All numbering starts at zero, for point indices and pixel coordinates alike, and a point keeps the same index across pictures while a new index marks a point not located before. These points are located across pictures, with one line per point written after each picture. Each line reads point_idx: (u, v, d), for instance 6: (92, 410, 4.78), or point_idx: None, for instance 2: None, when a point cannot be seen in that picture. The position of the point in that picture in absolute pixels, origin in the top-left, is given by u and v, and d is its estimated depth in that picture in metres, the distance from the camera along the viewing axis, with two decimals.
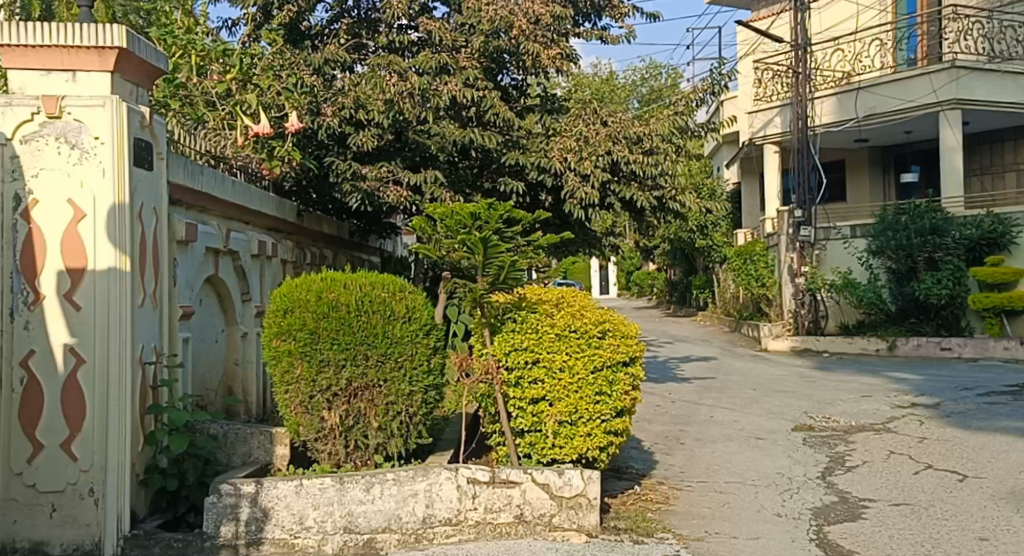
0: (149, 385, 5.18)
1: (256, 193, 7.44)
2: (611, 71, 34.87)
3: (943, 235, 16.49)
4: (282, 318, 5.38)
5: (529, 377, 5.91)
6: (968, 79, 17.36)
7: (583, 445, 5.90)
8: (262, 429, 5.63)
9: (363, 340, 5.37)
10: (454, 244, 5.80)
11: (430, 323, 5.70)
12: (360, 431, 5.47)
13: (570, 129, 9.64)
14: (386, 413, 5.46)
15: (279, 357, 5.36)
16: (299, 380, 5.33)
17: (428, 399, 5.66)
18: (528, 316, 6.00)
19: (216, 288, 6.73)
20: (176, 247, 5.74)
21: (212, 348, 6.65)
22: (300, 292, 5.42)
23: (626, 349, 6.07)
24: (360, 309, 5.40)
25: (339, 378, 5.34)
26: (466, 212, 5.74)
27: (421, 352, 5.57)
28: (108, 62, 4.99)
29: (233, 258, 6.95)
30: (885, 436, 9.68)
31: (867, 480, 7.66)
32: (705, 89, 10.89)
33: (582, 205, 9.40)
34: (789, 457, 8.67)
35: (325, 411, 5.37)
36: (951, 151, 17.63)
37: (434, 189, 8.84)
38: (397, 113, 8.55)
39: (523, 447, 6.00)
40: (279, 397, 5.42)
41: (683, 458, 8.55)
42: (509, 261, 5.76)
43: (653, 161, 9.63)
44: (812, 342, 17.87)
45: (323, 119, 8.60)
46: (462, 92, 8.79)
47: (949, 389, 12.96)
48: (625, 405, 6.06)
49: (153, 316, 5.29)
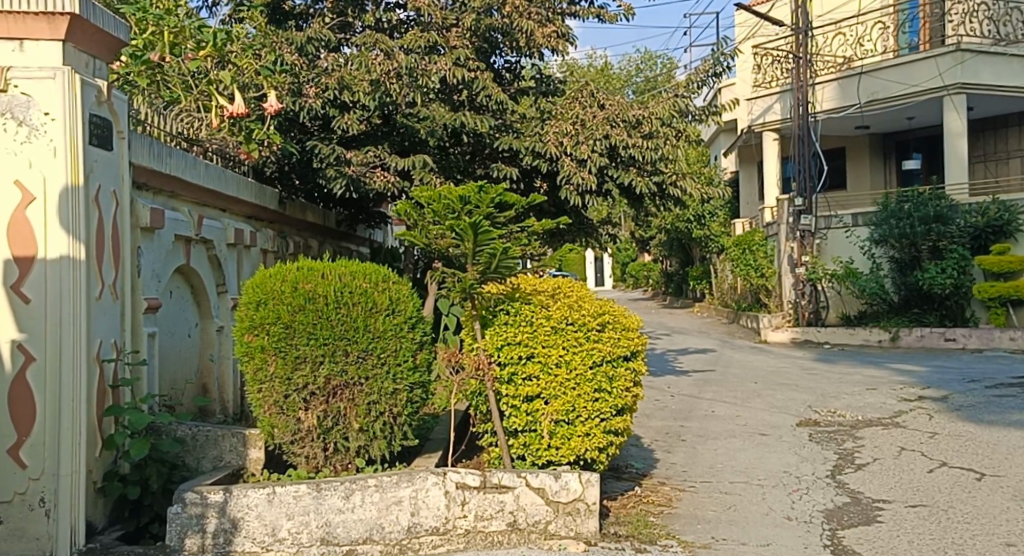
0: (108, 384, 4.76)
1: (233, 178, 7.00)
2: (606, 61, 34.44)
3: (948, 223, 16.19)
4: (254, 311, 4.96)
5: (522, 374, 5.50)
6: (973, 63, 16.95)
7: (580, 446, 5.49)
8: (234, 431, 5.20)
9: (342, 334, 4.94)
10: (442, 231, 5.38)
11: (417, 315, 5.27)
12: (340, 433, 5.03)
13: (566, 113, 9.19)
14: (367, 414, 5.03)
15: (251, 353, 4.94)
16: (274, 378, 4.91)
17: (415, 399, 5.22)
18: (522, 308, 5.57)
19: (188, 279, 6.30)
20: (139, 234, 5.30)
21: (184, 344, 6.24)
22: (274, 282, 4.99)
23: (627, 343, 5.65)
24: (339, 301, 4.97)
25: (315, 375, 4.92)
26: (455, 196, 5.30)
27: (406, 347, 5.13)
28: (60, 30, 4.55)
29: (206, 246, 6.51)
30: (894, 431, 9.30)
31: (879, 479, 7.27)
32: (706, 70, 10.51)
33: (578, 191, 8.96)
34: (796, 454, 8.27)
35: (302, 411, 4.95)
36: (956, 137, 17.25)
37: (424, 174, 8.38)
38: (384, 95, 8.09)
39: (516, 449, 5.59)
40: (252, 397, 4.99)
41: (685, 456, 8.15)
42: (500, 248, 5.32)
43: (652, 145, 9.21)
44: (812, 334, 17.49)
45: (305, 101, 8.15)
46: (452, 71, 8.33)
47: (956, 381, 12.60)
48: (626, 403, 5.65)
49: (112, 309, 4.86)
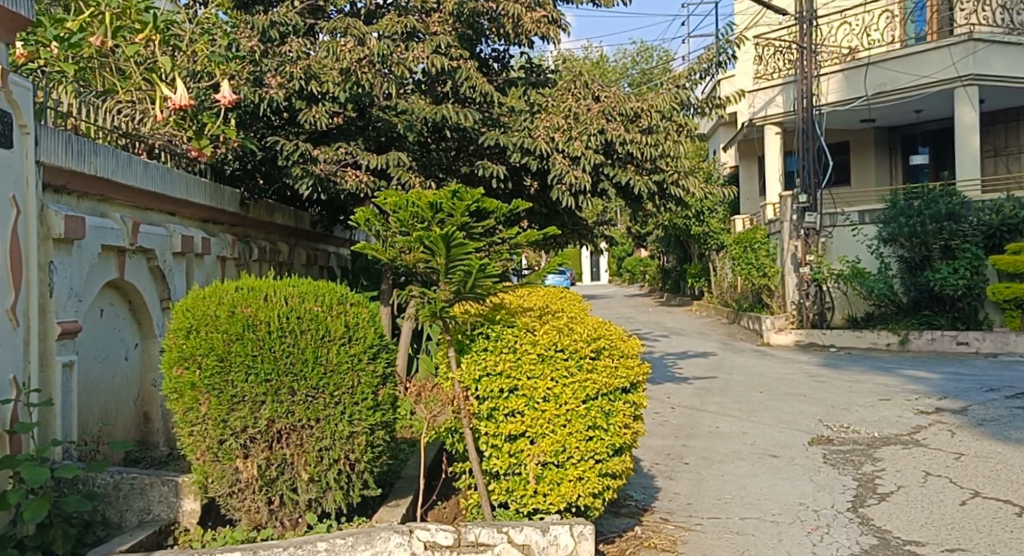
0: (4, 428, 4.02)
1: (182, 177, 6.17)
2: (602, 53, 33.55)
3: (960, 221, 15.40)
4: (184, 340, 4.16)
5: (504, 409, 4.72)
6: (985, 54, 16.19)
7: (572, 493, 4.72)
8: (165, 478, 4.41)
9: (287, 369, 4.15)
10: (409, 244, 4.59)
11: (380, 342, 4.47)
12: (287, 484, 4.24)
13: (558, 105, 8.43)
14: (319, 461, 4.22)
15: (180, 391, 4.14)
16: (206, 420, 4.11)
17: (377, 442, 4.42)
18: (504, 332, 4.79)
19: (124, 293, 5.52)
20: (51, 247, 4.50)
21: (119, 369, 5.45)
22: (207, 305, 4.21)
23: (625, 374, 4.89)
24: (284, 328, 4.18)
25: (255, 418, 4.12)
26: (424, 203, 4.51)
27: (366, 381, 4.32)
28: None
29: (147, 256, 5.68)
30: (916, 452, 8.54)
31: (906, 515, 6.51)
32: (709, 59, 9.69)
33: (572, 191, 8.13)
34: (811, 481, 7.48)
35: (240, 460, 4.14)
36: (968, 129, 16.42)
37: (400, 173, 7.61)
38: (355, 85, 7.25)
39: (498, 495, 4.81)
40: (183, 441, 4.20)
41: (689, 484, 7.36)
42: (477, 265, 4.52)
43: (653, 142, 8.44)
44: (817, 336, 16.72)
45: (265, 91, 7.22)
46: (431, 60, 7.59)
47: (974, 390, 11.85)
48: (625, 442, 4.88)
49: (11, 338, 4.11)
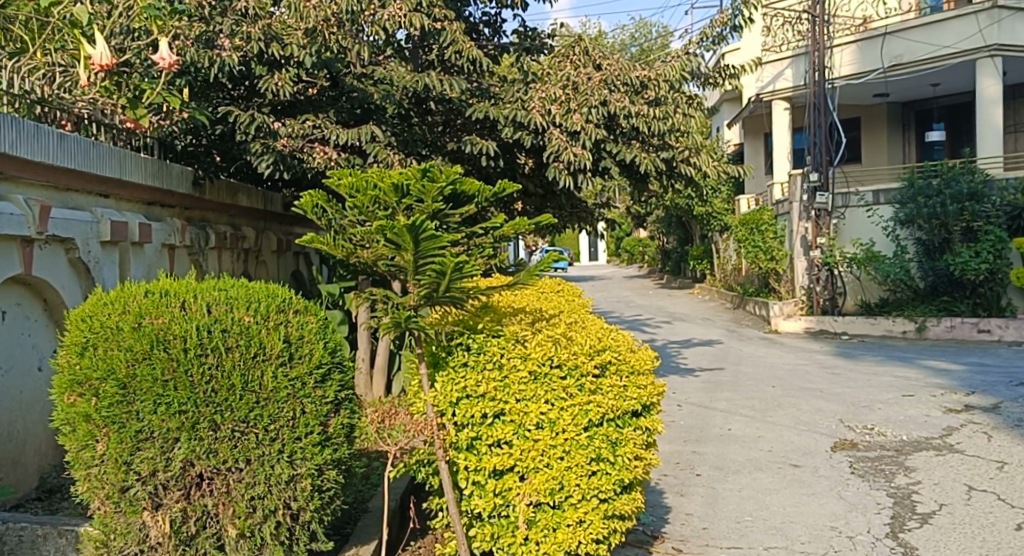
0: None
1: (115, 152, 5.21)
2: (600, 30, 32.41)
3: (982, 201, 14.42)
4: (78, 358, 3.27)
5: (488, 440, 3.84)
6: (1010, 22, 15.25)
7: (570, 541, 3.86)
8: (63, 527, 3.52)
9: (207, 397, 3.25)
10: (371, 235, 3.66)
11: (330, 359, 3.56)
12: (210, 541, 3.34)
13: (554, 74, 7.49)
14: (250, 513, 3.34)
15: (72, 424, 3.25)
16: (106, 461, 3.23)
17: (326, 485, 3.52)
18: (488, 344, 3.90)
19: (33, 289, 4.59)
20: None
21: (26, 384, 4.52)
22: (109, 316, 3.30)
23: (636, 395, 4.01)
24: (204, 346, 3.27)
25: (168, 459, 3.23)
26: (386, 185, 3.65)
27: (311, 410, 3.43)
28: None
29: (65, 247, 4.74)
30: (952, 459, 7.68)
31: (956, 543, 5.62)
32: (722, 23, 8.72)
33: (570, 170, 7.13)
34: (840, 499, 6.59)
35: (149, 513, 3.26)
36: (991, 103, 15.48)
37: (375, 149, 6.61)
38: (323, 48, 6.36)
39: (480, 543, 3.92)
40: (79, 487, 3.31)
41: (703, 501, 6.49)
42: (451, 264, 3.60)
43: (661, 114, 7.52)
44: (828, 323, 15.85)
45: (216, 54, 6.23)
46: (409, 20, 6.41)
47: (1002, 385, 10.96)
48: (635, 477, 4.01)
49: None
